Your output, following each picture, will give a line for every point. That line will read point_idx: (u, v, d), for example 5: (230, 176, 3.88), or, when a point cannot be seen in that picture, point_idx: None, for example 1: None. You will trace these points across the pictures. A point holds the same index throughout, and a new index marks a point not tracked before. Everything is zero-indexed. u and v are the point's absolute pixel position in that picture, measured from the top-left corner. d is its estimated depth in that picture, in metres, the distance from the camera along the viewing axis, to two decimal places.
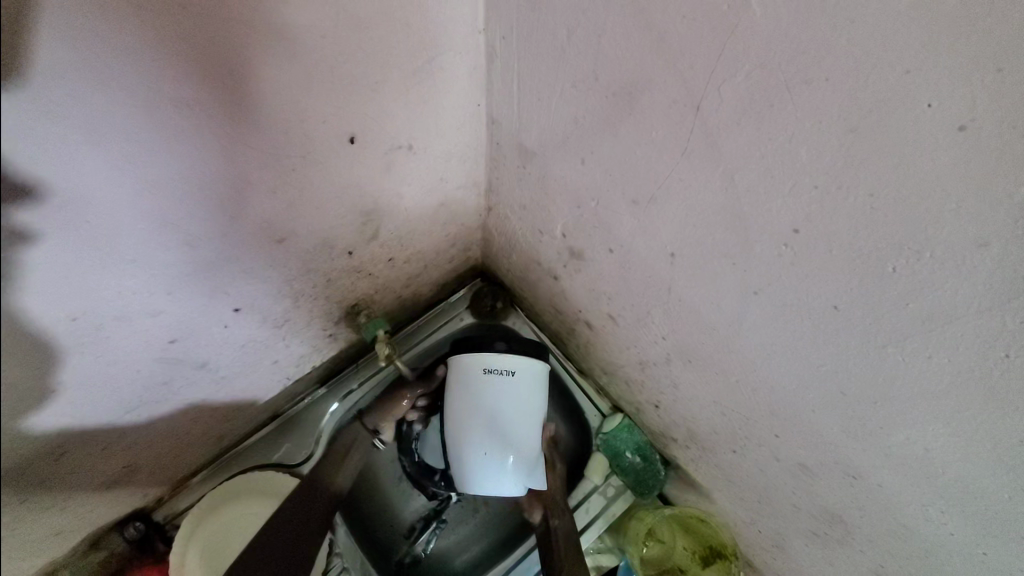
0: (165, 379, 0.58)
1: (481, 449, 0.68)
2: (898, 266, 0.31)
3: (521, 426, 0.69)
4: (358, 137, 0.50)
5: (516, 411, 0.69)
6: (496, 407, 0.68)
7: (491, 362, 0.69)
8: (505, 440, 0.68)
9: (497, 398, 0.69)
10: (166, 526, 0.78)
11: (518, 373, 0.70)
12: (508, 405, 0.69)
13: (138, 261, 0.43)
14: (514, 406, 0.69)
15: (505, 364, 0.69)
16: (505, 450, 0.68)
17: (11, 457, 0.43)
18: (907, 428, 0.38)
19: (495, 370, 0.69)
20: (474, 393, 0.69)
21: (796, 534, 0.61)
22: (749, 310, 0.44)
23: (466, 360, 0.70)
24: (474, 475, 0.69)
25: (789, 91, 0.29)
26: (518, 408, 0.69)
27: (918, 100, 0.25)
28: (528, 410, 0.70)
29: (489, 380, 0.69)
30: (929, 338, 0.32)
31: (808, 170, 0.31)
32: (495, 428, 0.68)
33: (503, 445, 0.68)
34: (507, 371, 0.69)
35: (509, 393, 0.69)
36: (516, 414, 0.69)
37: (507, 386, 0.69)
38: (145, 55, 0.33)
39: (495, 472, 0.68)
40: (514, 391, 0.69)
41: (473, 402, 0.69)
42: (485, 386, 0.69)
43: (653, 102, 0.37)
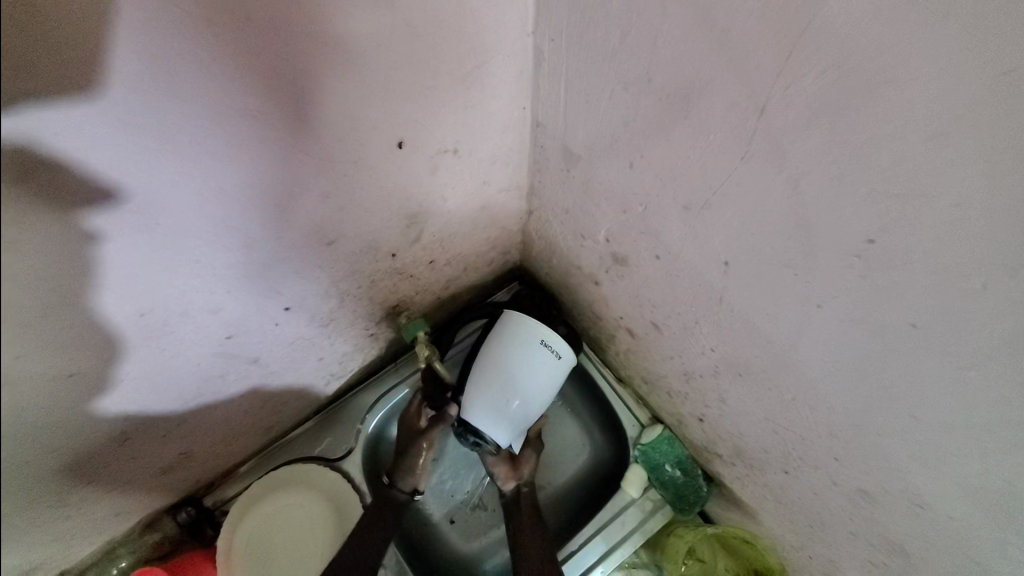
0: (221, 373, 0.61)
1: (498, 393, 0.72)
2: (989, 283, 0.28)
3: (542, 395, 0.74)
4: (406, 142, 0.51)
5: (548, 385, 0.74)
6: (530, 374, 0.72)
7: (547, 338, 0.72)
8: (520, 404, 0.73)
9: (539, 368, 0.72)
10: (215, 512, 0.81)
11: (563, 359, 0.74)
12: (540, 379, 0.73)
13: (202, 261, 0.46)
14: (549, 380, 0.74)
15: (559, 347, 0.73)
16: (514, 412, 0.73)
17: (74, 430, 0.48)
18: (990, 460, 0.34)
19: (548, 347, 0.72)
20: (520, 354, 0.72)
21: (852, 564, 0.57)
22: (810, 323, 0.41)
23: (528, 324, 0.73)
24: (479, 414, 0.73)
25: (869, 92, 0.27)
26: (546, 384, 0.74)
27: (1019, 103, 0.22)
28: (553, 388, 0.75)
29: (541, 351, 0.72)
30: (1018, 363, 0.29)
31: (886, 177, 0.29)
32: (520, 388, 0.72)
33: (520, 400, 0.73)
34: (555, 353, 0.73)
35: (549, 369, 0.73)
36: (542, 388, 0.73)
37: (552, 364, 0.73)
38: (212, 67, 0.34)
39: (499, 416, 0.73)
40: (554, 371, 0.74)
41: (518, 359, 0.72)
42: (534, 354, 0.72)
43: (712, 105, 0.36)
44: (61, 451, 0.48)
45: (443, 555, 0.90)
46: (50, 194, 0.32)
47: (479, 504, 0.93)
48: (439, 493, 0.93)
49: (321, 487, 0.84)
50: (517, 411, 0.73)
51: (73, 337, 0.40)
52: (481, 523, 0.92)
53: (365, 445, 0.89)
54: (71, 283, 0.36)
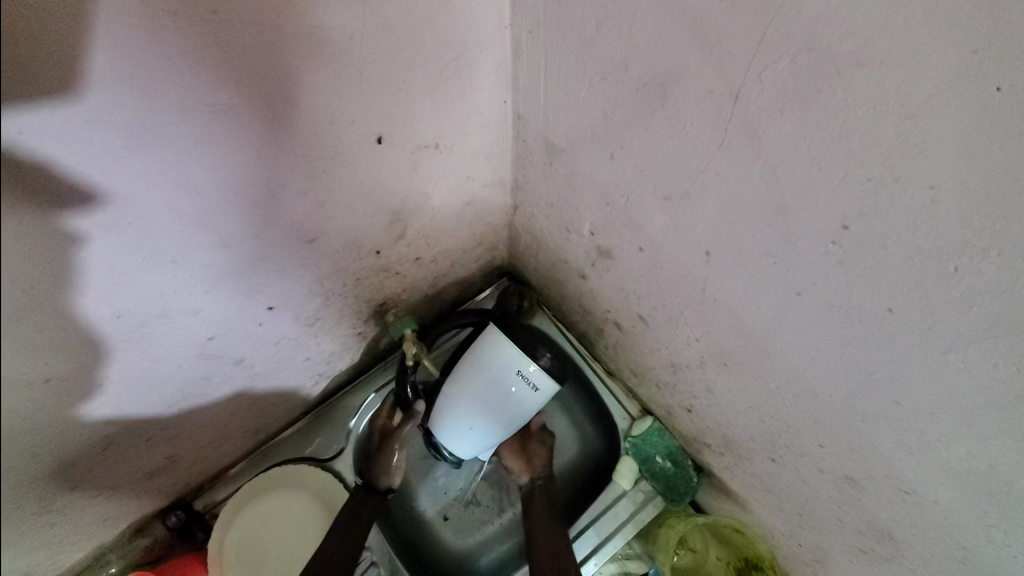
0: (205, 374, 0.60)
1: (468, 410, 0.73)
2: (962, 265, 0.28)
3: (514, 418, 0.73)
4: (385, 137, 0.51)
5: (519, 412, 0.71)
6: (503, 400, 0.70)
7: (525, 369, 0.68)
8: (491, 424, 0.73)
9: (512, 397, 0.70)
10: (205, 515, 0.80)
11: (541, 392, 0.70)
12: (513, 406, 0.71)
13: (177, 261, 0.45)
14: (521, 407, 0.71)
15: (537, 381, 0.69)
16: (484, 431, 0.73)
17: (59, 436, 0.47)
18: (969, 441, 0.34)
19: (524, 379, 0.69)
20: (494, 378, 0.70)
21: (840, 549, 0.57)
22: (791, 311, 0.41)
23: (507, 350, 0.69)
24: (451, 426, 0.74)
25: (841, 76, 0.27)
26: (518, 411, 0.72)
27: (986, 84, 0.22)
28: (527, 413, 0.73)
29: (515, 380, 0.69)
30: (993, 344, 0.29)
31: (860, 161, 0.29)
32: (490, 411, 0.71)
33: (489, 420, 0.72)
34: (532, 387, 0.69)
35: (523, 399, 0.70)
36: (514, 414, 0.72)
37: (527, 396, 0.70)
38: (180, 61, 0.33)
39: (467, 430, 0.74)
40: (529, 402, 0.71)
41: (491, 383, 0.70)
42: (508, 383, 0.69)
43: (688, 94, 0.36)
44: (43, 457, 0.47)
45: (437, 552, 0.90)
46: (38, 197, 0.31)
47: (471, 500, 0.93)
48: (432, 491, 0.93)
49: (310, 487, 0.84)
50: (487, 430, 0.73)
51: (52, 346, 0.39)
52: (473, 520, 0.92)
53: (356, 446, 0.89)
54: (51, 285, 0.36)
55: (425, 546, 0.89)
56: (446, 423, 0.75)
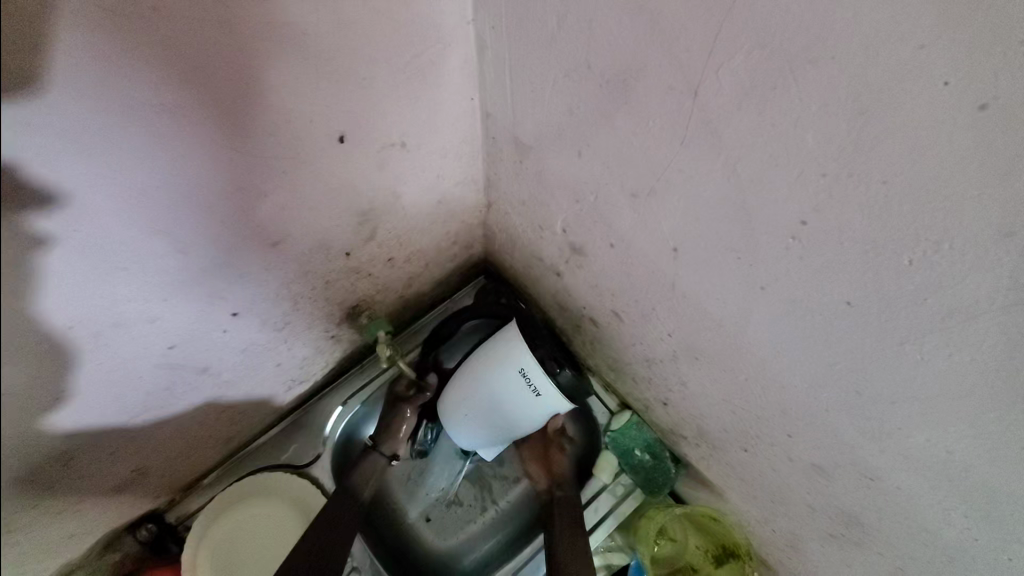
0: (168, 384, 0.58)
1: (469, 407, 0.70)
2: (914, 259, 0.28)
3: (518, 422, 0.69)
4: (348, 137, 0.49)
5: (520, 415, 0.68)
6: (503, 398, 0.67)
7: (529, 371, 0.65)
8: (489, 420, 0.70)
9: (512, 396, 0.67)
10: (178, 527, 0.78)
11: (543, 398, 0.66)
12: (513, 407, 0.67)
13: (130, 268, 0.43)
14: (524, 412, 0.68)
15: (541, 385, 0.65)
16: (482, 426, 0.71)
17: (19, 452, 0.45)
18: (927, 428, 0.35)
19: (527, 380, 0.65)
20: (497, 374, 0.67)
21: (812, 535, 0.59)
22: (756, 305, 0.42)
23: (514, 348, 0.66)
24: (453, 415, 0.72)
25: (794, 72, 0.27)
26: (518, 413, 0.68)
27: (933, 78, 0.23)
28: (528, 420, 0.68)
29: (519, 381, 0.66)
30: (947, 335, 0.30)
31: (815, 157, 0.29)
32: (490, 406, 0.68)
33: (488, 417, 0.69)
34: (534, 390, 0.65)
35: (524, 401, 0.67)
36: (513, 415, 0.68)
37: (528, 400, 0.66)
38: (120, 58, 0.32)
39: (469, 427, 0.71)
40: (530, 407, 0.67)
41: (493, 378, 0.67)
42: (511, 381, 0.66)
43: (650, 91, 0.36)
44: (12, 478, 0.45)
45: (420, 552, 0.89)
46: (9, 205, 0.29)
47: (454, 500, 0.92)
48: (414, 492, 0.92)
49: (292, 495, 0.82)
50: (485, 425, 0.70)
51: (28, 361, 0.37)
52: (457, 519, 0.91)
53: (335, 447, 0.87)
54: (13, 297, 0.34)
55: (408, 546, 0.89)
56: (448, 412, 0.73)
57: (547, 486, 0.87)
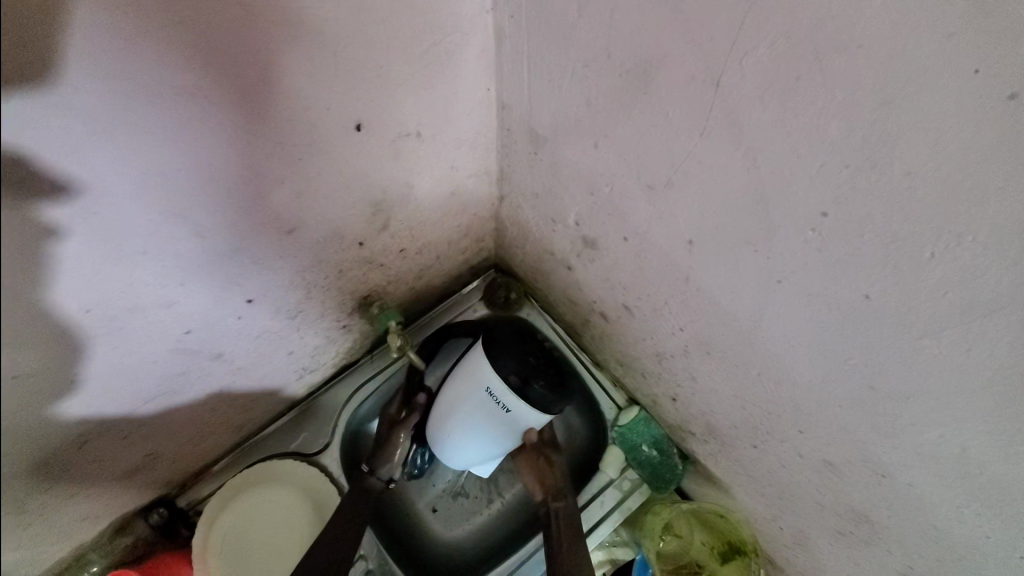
0: (183, 369, 0.59)
1: (454, 442, 0.72)
2: (936, 251, 0.28)
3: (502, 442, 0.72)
4: (364, 125, 0.50)
5: (494, 433, 0.70)
6: (475, 420, 0.70)
7: (496, 389, 0.67)
8: (467, 445, 0.72)
9: (484, 416, 0.69)
10: (188, 512, 0.79)
11: (513, 412, 0.68)
12: (486, 426, 0.70)
13: (148, 252, 0.43)
14: (498, 430, 0.70)
15: (508, 400, 0.67)
16: (462, 451, 0.73)
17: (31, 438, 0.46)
18: (944, 425, 0.35)
19: (495, 398, 0.67)
20: (467, 396, 0.69)
21: (820, 532, 0.58)
22: (772, 299, 0.42)
23: (479, 368, 0.69)
24: (434, 445, 0.75)
25: (818, 61, 0.27)
26: (493, 432, 0.70)
27: (961, 67, 0.23)
28: (503, 437, 0.71)
29: (489, 402, 0.68)
30: (967, 330, 0.30)
31: (838, 148, 0.29)
32: (465, 429, 0.71)
33: (465, 440, 0.72)
34: (503, 406, 0.68)
35: (494, 419, 0.69)
36: (489, 434, 0.70)
37: (499, 417, 0.69)
38: (142, 41, 0.32)
39: (460, 461, 0.74)
40: (503, 423, 0.69)
41: (464, 402, 0.70)
42: (480, 401, 0.69)
43: (669, 80, 0.35)
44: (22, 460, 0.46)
45: (426, 544, 0.90)
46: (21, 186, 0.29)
47: (460, 491, 0.93)
48: (421, 485, 0.92)
49: (300, 482, 0.83)
50: (464, 450, 0.72)
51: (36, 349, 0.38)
52: (463, 512, 0.92)
53: (344, 436, 0.88)
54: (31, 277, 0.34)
55: (415, 538, 0.90)
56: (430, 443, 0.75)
57: (543, 498, 0.85)
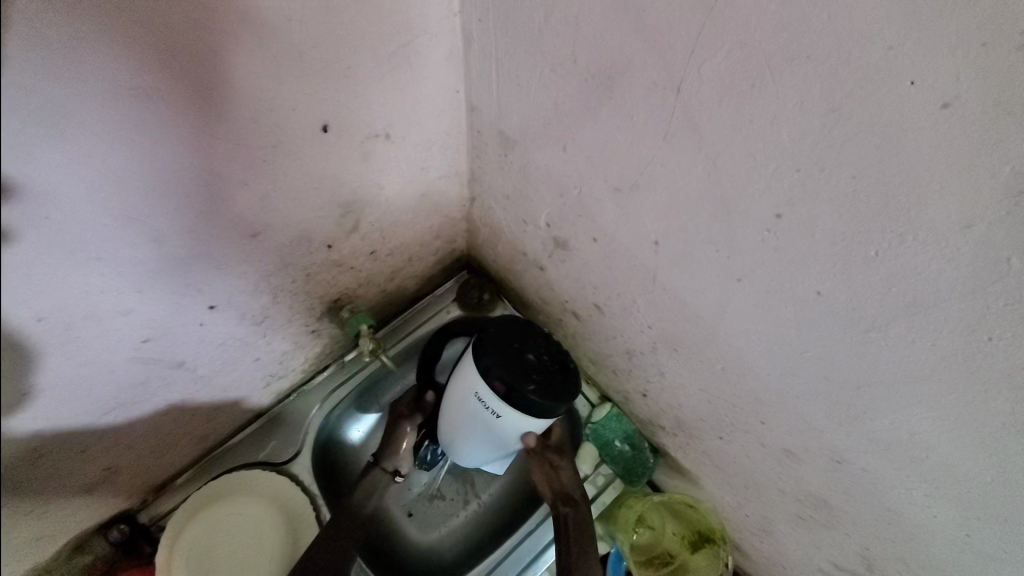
0: (142, 379, 0.56)
1: (456, 441, 0.68)
2: (880, 250, 0.30)
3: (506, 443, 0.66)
4: (332, 126, 0.49)
5: (490, 437, 0.65)
6: (468, 424, 0.65)
7: (483, 394, 0.61)
8: (466, 448, 0.69)
9: (475, 421, 0.64)
10: (152, 528, 0.76)
11: (505, 418, 0.62)
12: (480, 431, 0.65)
13: (103, 258, 0.41)
14: (491, 434, 0.65)
15: (496, 406, 0.61)
16: (463, 453, 0.70)
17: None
18: (892, 412, 0.38)
19: (483, 403, 0.62)
20: (457, 401, 0.65)
21: (783, 518, 0.61)
22: (733, 297, 0.44)
23: (467, 372, 0.63)
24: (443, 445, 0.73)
25: (771, 70, 0.28)
26: (487, 436, 0.65)
27: (900, 78, 0.24)
28: (501, 441, 0.66)
29: (479, 408, 0.63)
30: (910, 322, 0.32)
31: (791, 153, 0.31)
32: (460, 434, 0.67)
33: (462, 444, 0.68)
34: (494, 412, 0.62)
35: (485, 424, 0.64)
36: (485, 438, 0.66)
37: (491, 423, 0.63)
38: (96, 37, 0.31)
39: (468, 458, 0.70)
40: (496, 429, 0.63)
41: (455, 406, 0.65)
42: (469, 406, 0.63)
43: (634, 87, 0.37)
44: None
45: (401, 549, 0.89)
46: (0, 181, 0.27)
47: (437, 494, 0.93)
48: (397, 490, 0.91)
49: (271, 490, 0.80)
50: (464, 453, 0.69)
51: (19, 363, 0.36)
52: (440, 515, 0.92)
53: (315, 444, 0.86)
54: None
55: (389, 546, 0.88)
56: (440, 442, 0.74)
57: (552, 498, 0.78)
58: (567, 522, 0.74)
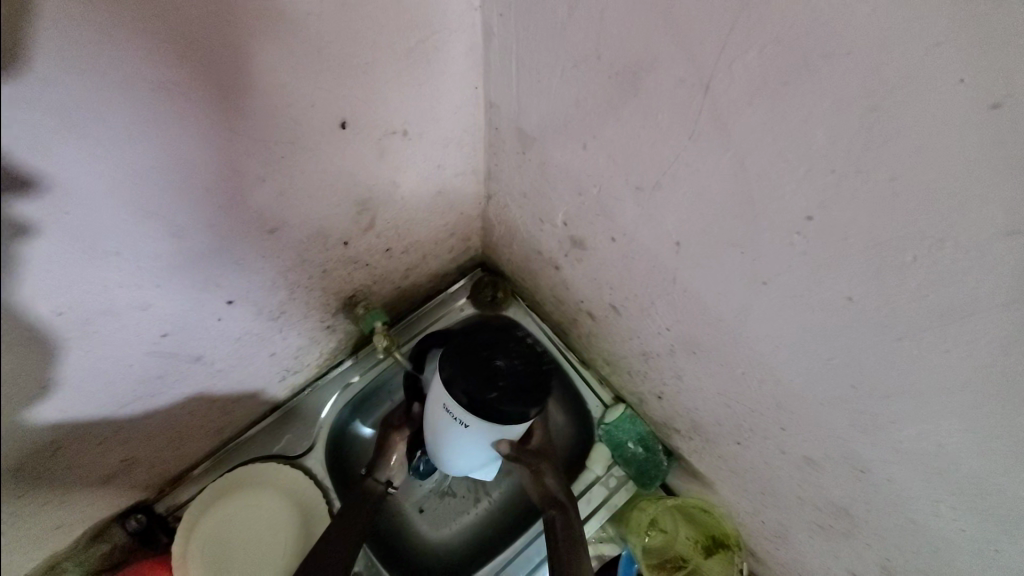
0: (160, 373, 0.57)
1: (439, 454, 0.67)
2: (917, 256, 0.29)
3: (486, 452, 0.64)
4: (350, 123, 0.48)
5: (463, 447, 0.63)
6: (442, 435, 0.63)
7: (449, 405, 0.59)
8: (445, 458, 0.66)
9: (446, 432, 0.62)
10: (168, 518, 0.77)
11: (472, 427, 0.59)
12: (453, 442, 0.63)
13: (124, 253, 0.42)
14: (463, 445, 0.62)
15: (461, 416, 0.58)
16: (445, 464, 0.68)
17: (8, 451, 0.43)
18: (921, 424, 0.36)
19: (450, 414, 0.59)
20: (430, 412, 0.63)
21: (800, 526, 0.60)
22: (757, 301, 0.42)
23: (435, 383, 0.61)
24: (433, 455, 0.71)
25: (807, 68, 0.27)
26: (462, 446, 0.63)
27: (947, 77, 0.23)
28: (476, 450, 0.63)
29: (448, 419, 0.61)
30: (945, 331, 0.30)
31: (824, 154, 0.30)
32: (438, 444, 0.65)
33: (440, 455, 0.66)
34: (461, 423, 0.59)
35: (454, 434, 0.61)
36: (460, 449, 0.63)
37: (460, 433, 0.60)
38: (117, 33, 0.31)
39: (454, 471, 0.68)
40: (466, 438, 0.61)
41: (430, 416, 0.64)
42: (439, 417, 0.62)
43: (659, 84, 0.36)
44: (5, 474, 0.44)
45: (413, 546, 0.89)
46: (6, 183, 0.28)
47: (448, 491, 0.93)
48: (409, 487, 0.91)
49: (281, 485, 0.81)
50: (446, 463, 0.67)
51: (22, 360, 0.37)
52: (451, 513, 0.92)
53: (328, 441, 0.87)
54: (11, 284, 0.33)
55: (403, 542, 0.88)
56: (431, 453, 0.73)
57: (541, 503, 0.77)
58: (556, 526, 0.72)
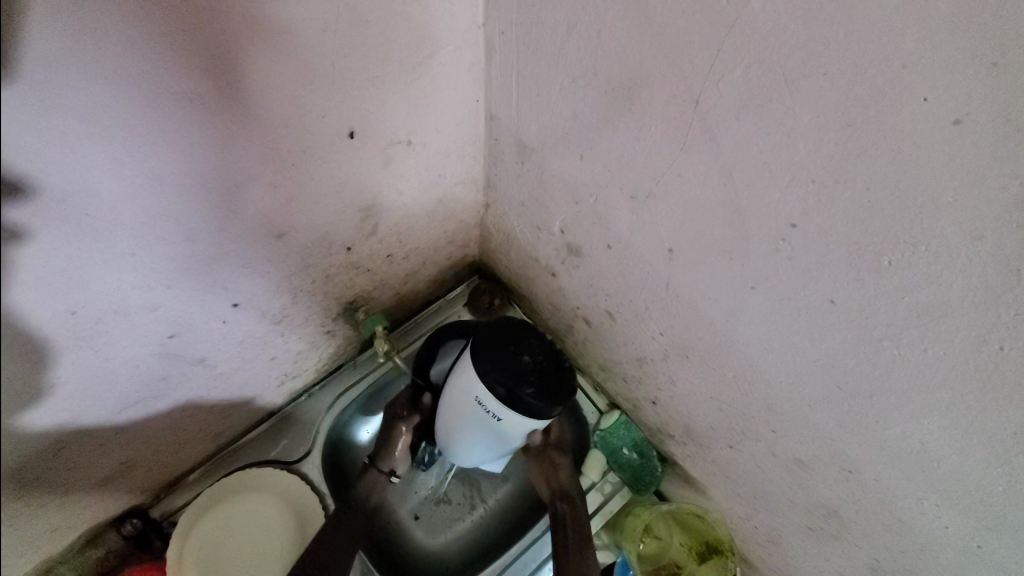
0: (163, 374, 0.58)
1: (457, 444, 0.67)
2: (894, 259, 0.31)
3: (507, 443, 0.66)
4: (357, 132, 0.50)
5: (490, 439, 0.64)
6: (468, 425, 0.64)
7: (483, 397, 0.59)
8: (465, 448, 0.67)
9: (474, 423, 0.63)
10: (163, 523, 0.77)
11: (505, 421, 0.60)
12: (480, 433, 0.63)
13: (137, 255, 0.43)
14: (492, 437, 0.63)
15: (497, 409, 0.59)
16: (462, 454, 0.68)
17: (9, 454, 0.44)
18: (904, 422, 0.38)
19: (483, 407, 0.60)
20: (456, 403, 0.63)
21: (792, 529, 0.61)
22: (747, 305, 0.44)
23: (466, 374, 0.61)
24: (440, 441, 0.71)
25: (789, 85, 0.30)
26: (489, 438, 0.64)
27: (914, 95, 0.25)
28: (501, 442, 0.64)
29: (478, 411, 0.61)
30: (923, 331, 0.32)
31: (806, 164, 0.32)
32: (459, 435, 0.66)
33: (460, 445, 0.67)
34: (495, 415, 0.60)
35: (485, 426, 0.62)
36: (484, 441, 0.64)
37: (491, 426, 0.61)
38: (145, 45, 0.33)
39: (466, 460, 0.69)
40: (496, 430, 0.62)
41: (454, 406, 0.63)
42: (468, 408, 0.62)
43: (652, 99, 0.38)
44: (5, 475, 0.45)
45: (406, 553, 0.89)
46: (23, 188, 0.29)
47: (443, 498, 0.93)
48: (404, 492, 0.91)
49: (279, 490, 0.81)
50: (464, 453, 0.68)
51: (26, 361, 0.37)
52: (445, 520, 0.92)
53: (326, 443, 0.87)
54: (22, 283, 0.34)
55: (396, 549, 0.88)
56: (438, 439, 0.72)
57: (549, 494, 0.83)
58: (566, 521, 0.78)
